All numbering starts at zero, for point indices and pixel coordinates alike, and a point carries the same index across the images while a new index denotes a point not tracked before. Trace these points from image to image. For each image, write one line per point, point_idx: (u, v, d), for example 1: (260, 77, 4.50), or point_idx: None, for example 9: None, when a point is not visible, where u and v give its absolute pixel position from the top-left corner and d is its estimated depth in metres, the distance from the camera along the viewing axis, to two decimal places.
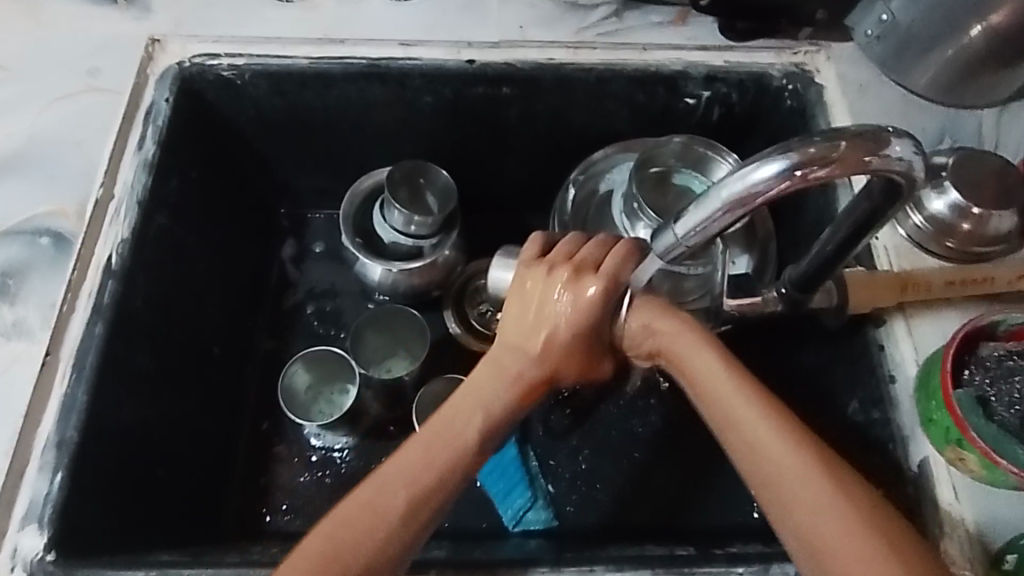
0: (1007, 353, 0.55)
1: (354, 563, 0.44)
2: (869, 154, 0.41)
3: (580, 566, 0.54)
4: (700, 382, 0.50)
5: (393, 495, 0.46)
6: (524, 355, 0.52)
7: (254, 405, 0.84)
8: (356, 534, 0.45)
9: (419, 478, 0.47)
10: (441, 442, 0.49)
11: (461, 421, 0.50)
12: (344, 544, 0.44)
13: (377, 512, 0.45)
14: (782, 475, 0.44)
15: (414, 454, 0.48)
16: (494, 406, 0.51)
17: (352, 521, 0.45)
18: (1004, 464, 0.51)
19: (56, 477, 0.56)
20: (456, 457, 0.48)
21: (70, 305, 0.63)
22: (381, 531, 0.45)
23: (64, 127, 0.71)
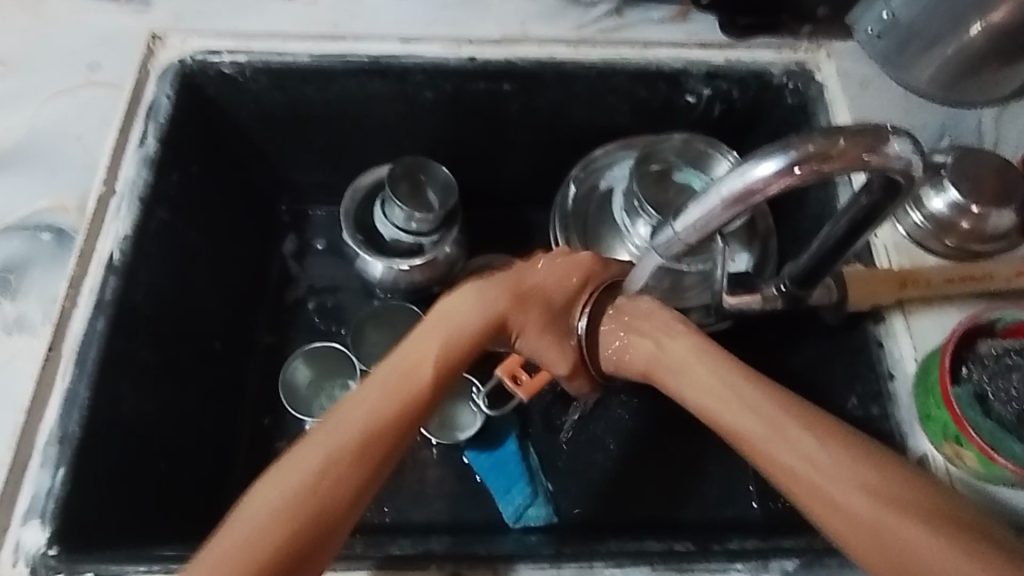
0: (1004, 350, 0.56)
1: (316, 492, 0.47)
2: (869, 151, 0.40)
3: (580, 560, 0.55)
4: (695, 382, 0.54)
5: (354, 431, 0.49)
6: (478, 303, 0.59)
7: (255, 400, 0.84)
8: (320, 466, 0.47)
9: (380, 416, 0.51)
10: (399, 381, 0.53)
11: (415, 361, 0.54)
12: (295, 462, 0.48)
13: (337, 445, 0.49)
14: (794, 458, 0.47)
15: (373, 393, 0.52)
16: (449, 342, 0.56)
17: (316, 454, 0.48)
18: (1000, 460, 0.51)
19: (58, 472, 0.57)
20: (413, 397, 0.52)
21: (71, 300, 0.63)
22: (343, 463, 0.48)
23: (64, 122, 0.71)
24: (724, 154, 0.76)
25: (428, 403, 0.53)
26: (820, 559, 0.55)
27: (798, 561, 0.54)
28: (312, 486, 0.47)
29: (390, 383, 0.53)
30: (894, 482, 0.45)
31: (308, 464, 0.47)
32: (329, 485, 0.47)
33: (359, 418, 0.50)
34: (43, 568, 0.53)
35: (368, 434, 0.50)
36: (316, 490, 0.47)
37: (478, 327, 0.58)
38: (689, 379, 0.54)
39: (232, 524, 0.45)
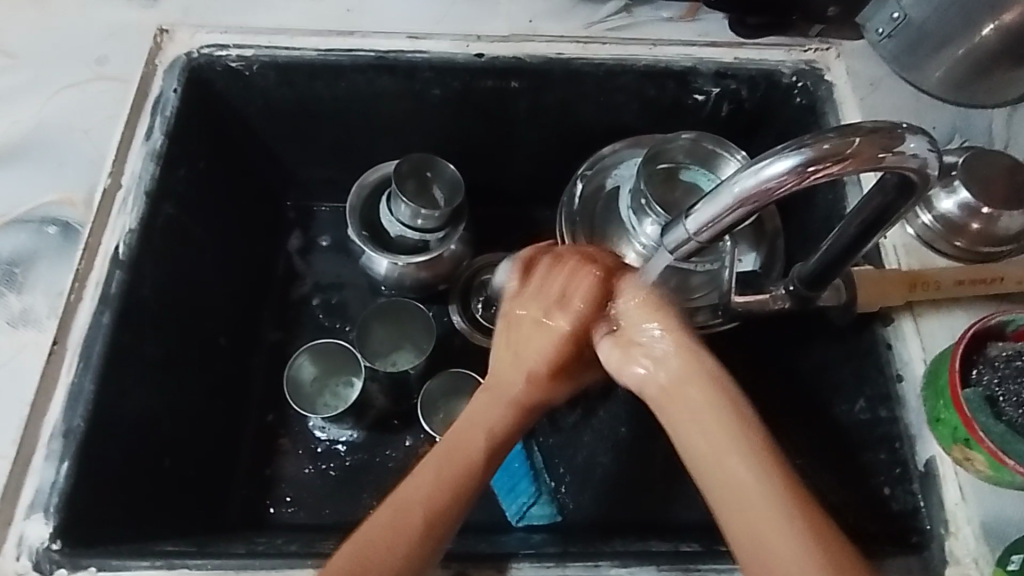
0: (1014, 353, 0.55)
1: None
2: (884, 150, 0.40)
3: (586, 561, 0.54)
4: (679, 415, 0.49)
5: (416, 511, 0.50)
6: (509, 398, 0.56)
7: (259, 397, 0.84)
8: (387, 549, 0.48)
9: (439, 491, 0.51)
10: (451, 458, 0.53)
11: (473, 428, 0.54)
12: (373, 544, 0.48)
13: (403, 525, 0.49)
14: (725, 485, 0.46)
15: (430, 470, 0.52)
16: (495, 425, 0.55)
17: (382, 539, 0.49)
18: (1010, 463, 0.51)
19: (62, 466, 0.56)
20: (470, 468, 0.52)
21: (77, 294, 0.62)
22: (410, 543, 0.49)
23: (70, 115, 0.70)
24: (733, 154, 0.76)
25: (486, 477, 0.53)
26: None
27: None
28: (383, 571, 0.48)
29: (439, 463, 0.52)
30: (830, 530, 0.43)
31: (377, 548, 0.48)
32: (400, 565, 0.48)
33: (419, 496, 0.50)
34: (46, 563, 0.53)
35: (428, 512, 0.50)
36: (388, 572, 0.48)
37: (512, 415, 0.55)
38: (682, 423, 0.48)
39: None
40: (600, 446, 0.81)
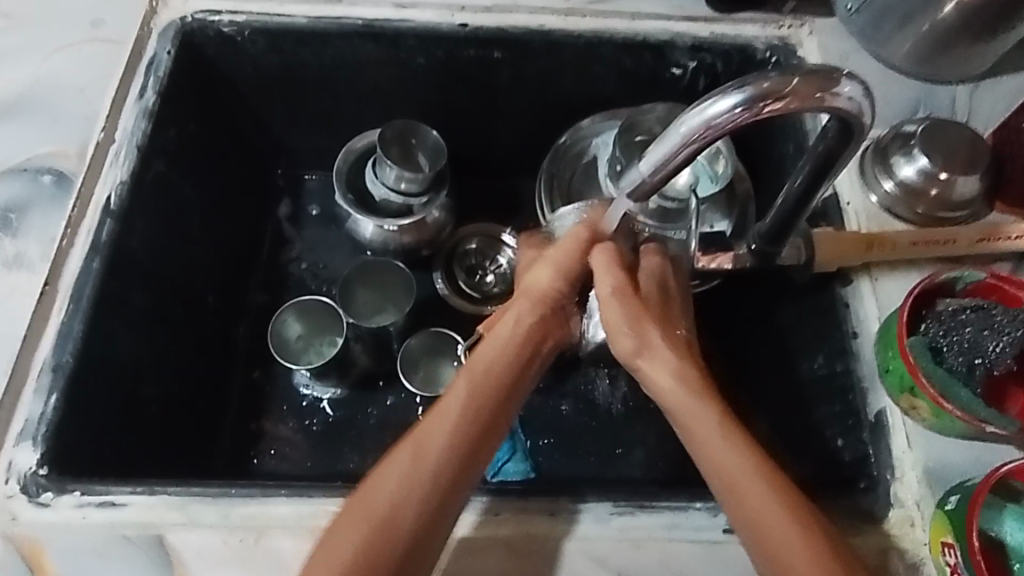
0: (960, 307, 0.57)
1: (409, 518, 0.49)
2: (820, 90, 0.43)
3: (548, 496, 0.57)
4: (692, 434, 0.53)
5: (429, 454, 0.51)
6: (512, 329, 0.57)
7: (246, 354, 0.87)
8: (402, 487, 0.50)
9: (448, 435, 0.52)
10: (458, 402, 0.53)
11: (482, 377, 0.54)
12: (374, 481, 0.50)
13: (415, 466, 0.51)
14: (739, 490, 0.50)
15: (438, 417, 0.52)
16: (484, 379, 0.54)
17: (395, 480, 0.50)
18: (950, 408, 0.54)
19: (51, 399, 0.59)
20: (480, 411, 0.53)
21: (69, 240, 0.65)
22: (421, 482, 0.50)
23: (66, 74, 0.73)
24: None
25: (475, 429, 0.53)
26: None
27: None
28: (397, 507, 0.49)
29: (449, 407, 0.53)
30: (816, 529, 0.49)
31: (381, 484, 0.50)
32: (413, 506, 0.49)
33: (430, 441, 0.51)
34: (33, 487, 0.56)
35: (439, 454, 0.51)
36: (400, 511, 0.49)
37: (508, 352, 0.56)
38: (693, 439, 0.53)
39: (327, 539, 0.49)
40: (573, 406, 0.84)
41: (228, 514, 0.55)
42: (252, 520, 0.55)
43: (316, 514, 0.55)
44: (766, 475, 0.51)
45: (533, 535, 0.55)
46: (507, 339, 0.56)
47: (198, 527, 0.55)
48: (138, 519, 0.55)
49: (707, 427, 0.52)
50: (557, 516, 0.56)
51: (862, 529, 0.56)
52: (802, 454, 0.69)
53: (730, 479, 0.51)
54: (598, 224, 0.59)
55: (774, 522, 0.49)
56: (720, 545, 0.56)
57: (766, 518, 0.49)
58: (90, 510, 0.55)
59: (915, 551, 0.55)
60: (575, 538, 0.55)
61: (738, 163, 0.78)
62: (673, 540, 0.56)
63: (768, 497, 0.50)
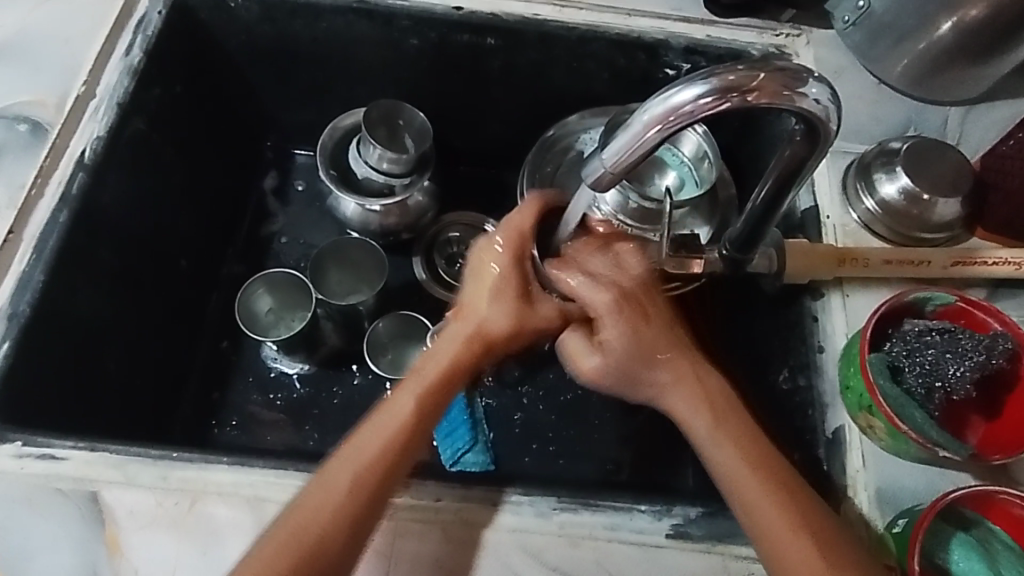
0: (927, 328, 0.56)
1: (334, 530, 0.48)
2: (786, 88, 0.43)
3: (491, 486, 0.56)
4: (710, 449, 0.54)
5: (359, 470, 0.50)
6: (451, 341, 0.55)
7: (216, 323, 0.86)
8: (327, 507, 0.48)
9: (376, 452, 0.51)
10: (395, 418, 0.52)
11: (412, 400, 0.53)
12: (306, 504, 0.49)
13: (344, 486, 0.49)
14: (731, 476, 0.52)
15: (371, 435, 0.51)
16: (427, 386, 0.54)
17: (328, 498, 0.49)
18: (905, 429, 0.53)
19: (2, 346, 0.59)
20: (415, 427, 0.52)
21: (38, 190, 0.65)
22: (347, 502, 0.49)
23: (54, 25, 0.73)
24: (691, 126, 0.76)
25: (417, 439, 0.52)
26: (723, 510, 0.56)
27: (700, 510, 0.56)
28: (328, 529, 0.48)
29: (383, 425, 0.52)
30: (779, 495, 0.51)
31: (320, 501, 0.48)
32: (339, 522, 0.48)
33: (359, 459, 0.50)
34: None
35: (366, 474, 0.50)
36: (327, 526, 0.48)
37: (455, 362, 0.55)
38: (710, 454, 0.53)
39: (261, 550, 0.47)
40: (539, 402, 0.84)
41: (166, 476, 0.55)
42: (186, 484, 0.54)
43: (253, 483, 0.55)
44: (749, 462, 0.52)
45: (471, 522, 0.55)
46: (456, 349, 0.55)
47: (134, 487, 0.54)
48: (76, 474, 0.54)
49: (709, 436, 0.54)
50: (498, 506, 0.55)
51: None
52: None
53: (726, 479, 0.52)
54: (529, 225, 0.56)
55: (753, 491, 0.51)
56: (660, 548, 0.55)
57: (754, 502, 0.50)
58: (29, 461, 0.55)
59: None
60: (514, 530, 0.55)
61: (723, 170, 0.78)
62: (614, 541, 0.55)
63: (751, 481, 0.51)
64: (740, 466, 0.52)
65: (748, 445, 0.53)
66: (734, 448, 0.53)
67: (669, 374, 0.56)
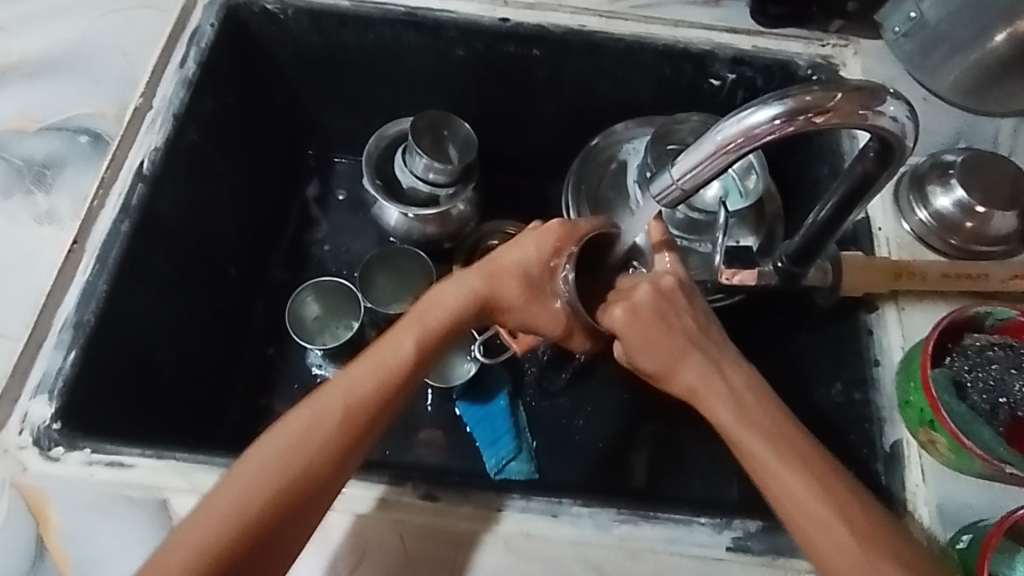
0: (988, 343, 0.57)
1: (306, 472, 0.51)
2: (863, 107, 0.44)
3: (550, 497, 0.57)
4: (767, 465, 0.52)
5: (316, 420, 0.53)
6: (457, 289, 0.60)
7: (262, 330, 0.87)
8: (285, 448, 0.52)
9: (337, 401, 0.54)
10: (359, 375, 0.55)
11: (393, 353, 0.56)
12: (281, 430, 0.53)
13: (298, 431, 0.52)
14: (798, 500, 0.51)
15: (340, 385, 0.54)
16: (422, 331, 0.58)
17: (299, 434, 0.52)
18: (970, 446, 0.53)
19: (69, 356, 0.60)
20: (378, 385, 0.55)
21: (100, 201, 0.66)
22: (307, 449, 0.52)
23: (111, 38, 0.74)
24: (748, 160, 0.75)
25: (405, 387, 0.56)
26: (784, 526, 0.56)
27: (761, 524, 0.56)
28: (308, 468, 0.51)
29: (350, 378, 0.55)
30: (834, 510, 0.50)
31: (298, 433, 0.52)
32: (301, 467, 0.51)
33: (348, 390, 0.54)
34: (45, 441, 0.57)
35: (321, 421, 0.53)
36: (286, 466, 0.51)
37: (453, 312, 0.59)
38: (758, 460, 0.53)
39: (228, 480, 0.51)
40: (584, 413, 0.84)
41: None
42: None
43: None
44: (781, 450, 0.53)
45: (532, 534, 0.55)
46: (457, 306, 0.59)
47: (201, 494, 0.55)
48: (144, 480, 0.56)
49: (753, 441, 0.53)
50: (558, 517, 0.56)
51: None
52: None
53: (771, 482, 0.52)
54: (581, 227, 0.60)
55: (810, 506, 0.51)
56: (721, 562, 0.55)
57: (778, 481, 0.52)
58: (98, 468, 0.56)
59: None
60: (574, 542, 0.55)
61: (769, 181, 0.77)
62: (674, 553, 0.55)
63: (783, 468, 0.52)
64: (801, 484, 0.51)
65: (779, 434, 0.53)
66: (804, 475, 0.51)
67: (694, 372, 0.57)
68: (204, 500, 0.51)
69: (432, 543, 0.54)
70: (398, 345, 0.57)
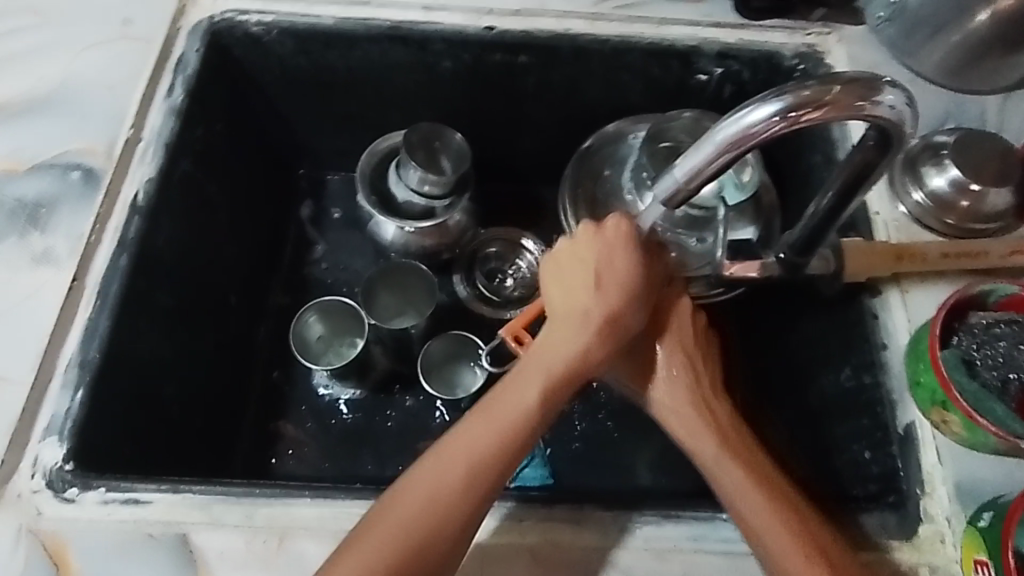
0: (994, 320, 0.58)
1: (432, 528, 0.50)
2: (860, 99, 0.45)
3: (572, 503, 0.56)
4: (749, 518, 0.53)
5: (471, 455, 0.53)
6: (571, 333, 0.58)
7: (265, 354, 0.87)
8: (439, 490, 0.51)
9: (490, 435, 0.53)
10: (512, 407, 0.55)
11: (510, 407, 0.55)
12: (412, 496, 0.51)
13: (459, 472, 0.52)
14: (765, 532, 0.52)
15: (488, 418, 0.54)
16: (539, 385, 0.56)
17: (421, 492, 0.51)
18: (984, 422, 0.53)
19: (77, 396, 0.59)
20: (530, 410, 0.55)
21: (97, 237, 0.65)
22: (464, 489, 0.51)
23: (95, 71, 0.73)
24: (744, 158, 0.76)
25: (525, 436, 0.55)
26: None
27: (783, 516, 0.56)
28: (432, 526, 0.50)
29: (489, 401, 0.55)
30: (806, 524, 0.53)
31: (423, 497, 0.51)
32: (443, 522, 0.50)
33: (467, 442, 0.53)
34: (58, 484, 0.56)
35: (484, 454, 0.53)
36: (444, 517, 0.50)
37: (571, 354, 0.57)
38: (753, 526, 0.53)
39: (359, 542, 0.49)
40: (594, 415, 0.84)
41: (251, 514, 0.55)
42: (275, 521, 0.55)
43: (339, 516, 0.56)
44: (767, 493, 0.54)
45: (557, 543, 0.55)
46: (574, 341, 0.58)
47: (221, 527, 0.55)
48: (163, 517, 0.55)
49: (765, 518, 0.52)
50: (582, 524, 0.55)
51: (890, 544, 0.55)
52: (833, 468, 0.68)
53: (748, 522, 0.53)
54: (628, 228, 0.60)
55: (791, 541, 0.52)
56: (744, 557, 0.55)
57: (767, 530, 0.52)
58: (114, 508, 0.55)
59: (944, 567, 0.54)
60: (599, 546, 0.55)
61: (765, 174, 0.77)
62: (698, 551, 0.55)
63: (771, 512, 0.53)
64: (780, 524, 0.52)
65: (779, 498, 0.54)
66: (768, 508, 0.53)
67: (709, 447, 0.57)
68: (337, 552, 0.50)
69: None
70: (508, 402, 0.55)
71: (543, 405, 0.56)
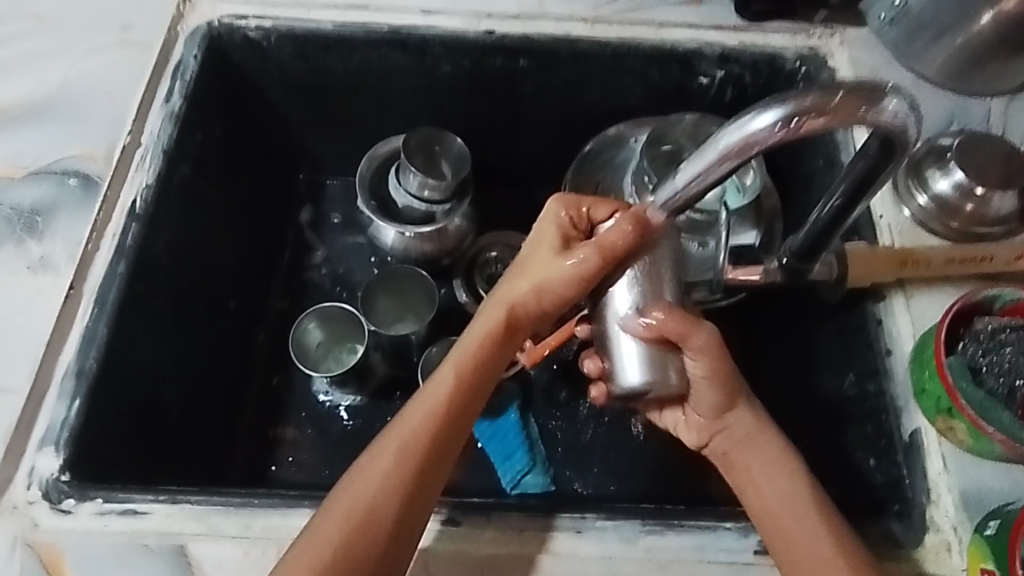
0: (1000, 326, 0.57)
1: (377, 506, 0.51)
2: (863, 106, 0.45)
3: (574, 512, 0.56)
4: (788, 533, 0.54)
5: (407, 437, 0.54)
6: (502, 310, 0.57)
7: (264, 360, 0.86)
8: (382, 473, 0.52)
9: (438, 414, 0.55)
10: (446, 386, 0.55)
11: (445, 386, 0.56)
12: (358, 483, 0.52)
13: (397, 453, 0.53)
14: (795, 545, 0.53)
15: (425, 402, 0.55)
16: (471, 362, 0.56)
17: (365, 476, 0.52)
18: (989, 431, 0.53)
19: (74, 404, 0.59)
20: (466, 388, 0.56)
21: (95, 244, 0.65)
22: (405, 468, 0.53)
23: (93, 77, 0.73)
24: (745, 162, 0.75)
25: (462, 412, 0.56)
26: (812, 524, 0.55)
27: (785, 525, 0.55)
28: (376, 506, 0.51)
29: (434, 391, 0.55)
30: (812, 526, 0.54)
31: (369, 481, 0.52)
32: (387, 502, 0.51)
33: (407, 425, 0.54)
34: (54, 493, 0.56)
35: (422, 434, 0.54)
36: (385, 497, 0.51)
37: (502, 330, 0.57)
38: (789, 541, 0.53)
39: (312, 530, 0.51)
40: (596, 420, 0.83)
41: (249, 524, 0.55)
42: (273, 531, 0.55)
43: None
44: (805, 509, 0.55)
45: (558, 553, 0.54)
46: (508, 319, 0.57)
47: (219, 537, 0.54)
48: (160, 527, 0.55)
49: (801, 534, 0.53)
50: (582, 533, 0.55)
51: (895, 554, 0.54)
52: (837, 475, 0.67)
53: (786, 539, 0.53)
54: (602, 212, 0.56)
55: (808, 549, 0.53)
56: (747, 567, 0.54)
57: (799, 540, 0.53)
58: (111, 518, 0.55)
59: None
60: (601, 556, 0.54)
61: (766, 178, 0.77)
62: (699, 560, 0.54)
63: (790, 519, 0.54)
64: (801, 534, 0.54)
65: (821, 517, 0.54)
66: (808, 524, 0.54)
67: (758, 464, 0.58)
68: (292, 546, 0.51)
69: (456, 570, 0.53)
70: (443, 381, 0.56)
71: (475, 379, 0.56)
